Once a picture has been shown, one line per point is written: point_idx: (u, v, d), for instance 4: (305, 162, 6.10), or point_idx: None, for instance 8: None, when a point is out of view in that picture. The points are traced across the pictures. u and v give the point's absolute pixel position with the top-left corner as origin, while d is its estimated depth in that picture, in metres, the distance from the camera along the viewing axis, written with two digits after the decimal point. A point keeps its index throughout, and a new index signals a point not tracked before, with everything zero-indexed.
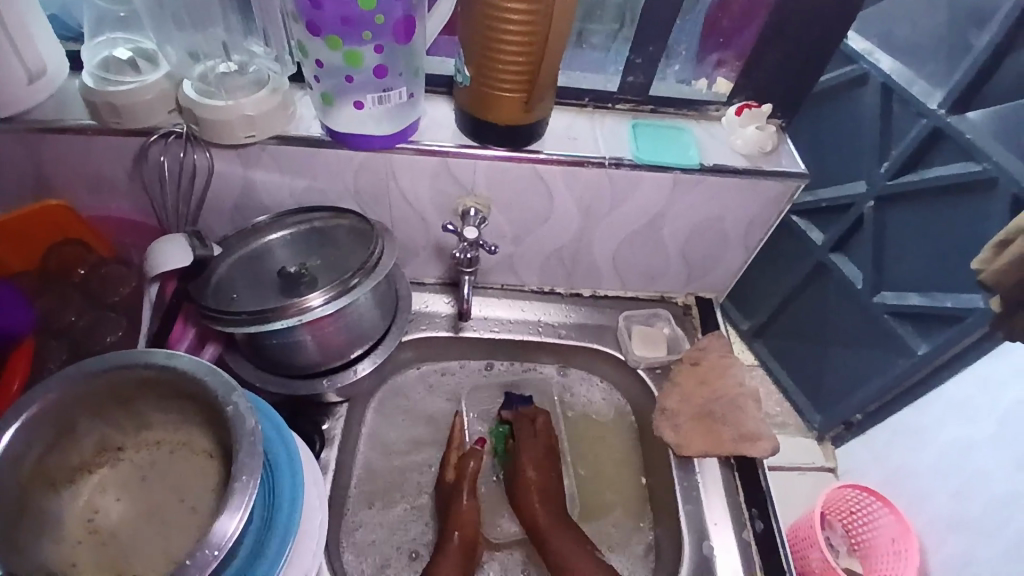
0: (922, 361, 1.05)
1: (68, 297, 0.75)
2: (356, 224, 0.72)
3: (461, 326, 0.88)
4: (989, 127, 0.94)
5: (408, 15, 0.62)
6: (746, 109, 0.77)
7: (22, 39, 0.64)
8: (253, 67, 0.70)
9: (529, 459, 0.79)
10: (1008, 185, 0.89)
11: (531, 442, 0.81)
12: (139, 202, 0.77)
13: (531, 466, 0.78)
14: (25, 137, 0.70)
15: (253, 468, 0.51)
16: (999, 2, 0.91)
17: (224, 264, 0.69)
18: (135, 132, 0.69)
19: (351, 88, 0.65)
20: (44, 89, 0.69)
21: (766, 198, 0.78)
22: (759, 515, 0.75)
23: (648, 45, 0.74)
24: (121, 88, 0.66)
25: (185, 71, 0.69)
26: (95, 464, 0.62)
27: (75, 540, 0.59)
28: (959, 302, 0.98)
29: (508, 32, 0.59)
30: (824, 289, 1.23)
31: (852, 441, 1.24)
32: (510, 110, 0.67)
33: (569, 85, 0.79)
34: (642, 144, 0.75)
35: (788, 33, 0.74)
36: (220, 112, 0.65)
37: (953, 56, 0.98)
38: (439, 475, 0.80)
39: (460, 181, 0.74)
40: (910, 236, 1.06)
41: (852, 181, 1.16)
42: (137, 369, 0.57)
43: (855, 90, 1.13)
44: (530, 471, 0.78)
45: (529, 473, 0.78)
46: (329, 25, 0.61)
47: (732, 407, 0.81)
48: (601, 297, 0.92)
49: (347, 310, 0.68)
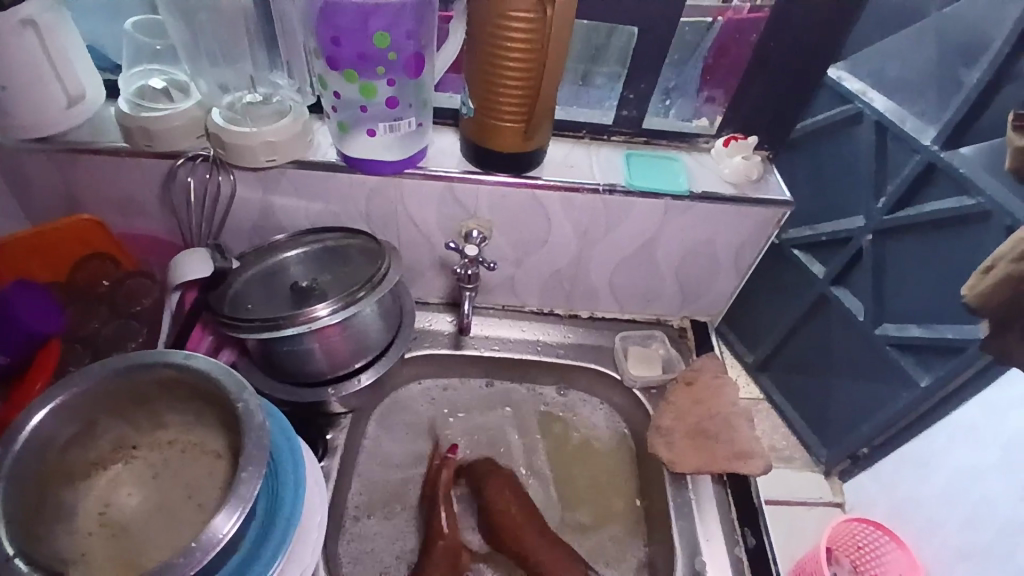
0: (927, 392, 0.97)
1: (92, 310, 0.81)
2: (366, 244, 0.77)
3: (462, 343, 0.92)
4: (982, 163, 0.89)
5: (418, 51, 0.68)
6: (733, 141, 0.82)
7: (64, 66, 0.71)
8: (277, 98, 0.76)
9: (494, 493, 0.79)
10: (1004, 216, 0.84)
11: (502, 476, 0.81)
12: (166, 221, 0.83)
13: (507, 496, 0.78)
14: (61, 157, 0.76)
15: (260, 459, 0.55)
16: (990, 38, 0.87)
17: (242, 277, 0.74)
18: (165, 155, 0.75)
19: (365, 118, 0.71)
20: (81, 114, 0.75)
21: (753, 224, 0.82)
22: (751, 532, 0.77)
23: (639, 81, 0.80)
24: (155, 113, 0.72)
25: (215, 100, 0.76)
26: (110, 460, 0.66)
27: (85, 531, 0.62)
28: (960, 333, 0.91)
29: (509, 68, 0.65)
30: (825, 324, 1.14)
31: (862, 476, 1.15)
32: (511, 139, 0.72)
33: (567, 118, 0.84)
34: (634, 171, 0.80)
35: (771, 69, 0.79)
36: (246, 137, 0.71)
37: (945, 92, 0.93)
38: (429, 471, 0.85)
39: (463, 205, 0.79)
40: (914, 270, 0.98)
41: (850, 214, 1.08)
42: (157, 368, 0.61)
43: (845, 130, 1.07)
44: (505, 501, 0.78)
45: (500, 503, 0.78)
46: (346, 60, 0.67)
47: (725, 424, 0.83)
48: (598, 317, 0.96)
49: (353, 322, 0.73)
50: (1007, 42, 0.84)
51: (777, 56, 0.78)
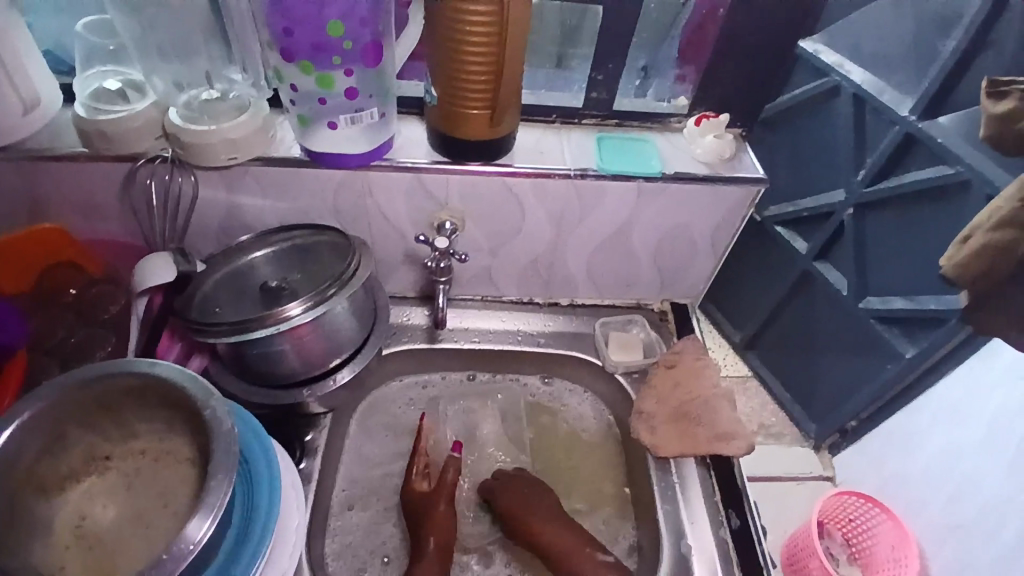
0: (912, 365, 0.96)
1: (59, 318, 0.79)
2: (336, 240, 0.75)
3: (438, 337, 0.91)
4: (961, 132, 0.86)
5: (375, 39, 0.66)
6: (705, 119, 0.81)
7: (18, 72, 0.69)
8: (233, 93, 0.74)
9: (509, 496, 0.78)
10: (983, 185, 0.82)
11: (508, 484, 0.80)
12: (126, 225, 0.81)
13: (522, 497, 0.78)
14: (22, 165, 0.74)
15: (229, 466, 0.54)
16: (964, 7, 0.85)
17: (209, 279, 0.72)
18: (124, 157, 0.73)
19: (325, 110, 0.69)
20: (40, 119, 0.73)
21: (727, 204, 0.81)
22: (735, 513, 0.77)
23: (607, 62, 0.79)
24: (110, 116, 0.70)
25: (172, 99, 0.73)
26: (84, 472, 0.65)
27: (62, 545, 0.61)
28: (942, 303, 0.90)
29: (470, 55, 0.63)
30: (808, 301, 1.12)
31: (849, 451, 1.14)
32: (477, 127, 0.70)
33: (537, 102, 0.83)
34: (606, 154, 0.79)
35: (739, 47, 0.79)
36: (204, 135, 0.69)
37: (922, 63, 0.90)
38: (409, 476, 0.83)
39: (433, 196, 0.78)
40: (893, 244, 0.97)
41: (830, 188, 1.05)
42: (122, 378, 0.60)
43: (826, 102, 1.02)
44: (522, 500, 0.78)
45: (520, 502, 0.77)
46: (301, 51, 0.65)
47: (707, 406, 0.82)
48: (578, 305, 0.95)
49: (326, 320, 0.71)
50: (981, 9, 0.82)
51: (745, 33, 0.77)
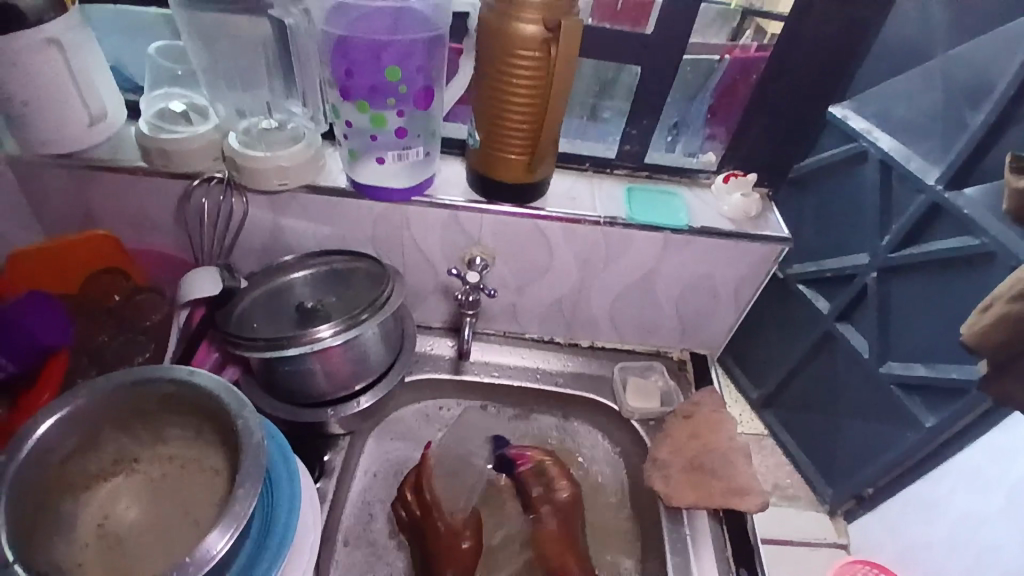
0: (932, 435, 0.95)
1: (103, 324, 0.83)
2: (371, 267, 0.79)
3: (462, 367, 0.93)
4: (986, 203, 0.87)
5: (428, 86, 0.71)
6: (733, 176, 0.84)
7: (88, 89, 0.75)
8: (291, 124, 0.79)
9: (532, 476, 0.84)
10: (1008, 258, 0.83)
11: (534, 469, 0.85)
12: (177, 238, 0.85)
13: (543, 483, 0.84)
14: (81, 174, 0.79)
15: (257, 477, 0.56)
16: (994, 80, 0.86)
17: (248, 296, 0.76)
18: (180, 176, 0.78)
19: (375, 146, 0.73)
20: (102, 132, 0.78)
21: (751, 260, 0.83)
22: (746, 570, 0.76)
23: (642, 118, 0.83)
24: (173, 136, 0.75)
25: (232, 124, 0.79)
26: (110, 473, 0.67)
27: (83, 542, 0.63)
28: (964, 373, 0.90)
29: (515, 103, 0.67)
30: (829, 361, 1.12)
31: (867, 517, 1.11)
32: (514, 171, 0.74)
33: (571, 150, 0.86)
34: (635, 205, 0.82)
35: (767, 114, 0.82)
36: (258, 161, 0.74)
37: (950, 133, 0.91)
38: (399, 496, 0.81)
39: (467, 233, 0.81)
40: (915, 312, 0.97)
41: (854, 252, 1.06)
42: (162, 384, 0.63)
43: (852, 167, 1.05)
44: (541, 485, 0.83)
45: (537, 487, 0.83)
46: (359, 91, 0.70)
47: (723, 459, 0.82)
48: (598, 347, 0.97)
49: (355, 343, 0.74)
50: (1013, 82, 0.83)
51: (774, 102, 0.81)
